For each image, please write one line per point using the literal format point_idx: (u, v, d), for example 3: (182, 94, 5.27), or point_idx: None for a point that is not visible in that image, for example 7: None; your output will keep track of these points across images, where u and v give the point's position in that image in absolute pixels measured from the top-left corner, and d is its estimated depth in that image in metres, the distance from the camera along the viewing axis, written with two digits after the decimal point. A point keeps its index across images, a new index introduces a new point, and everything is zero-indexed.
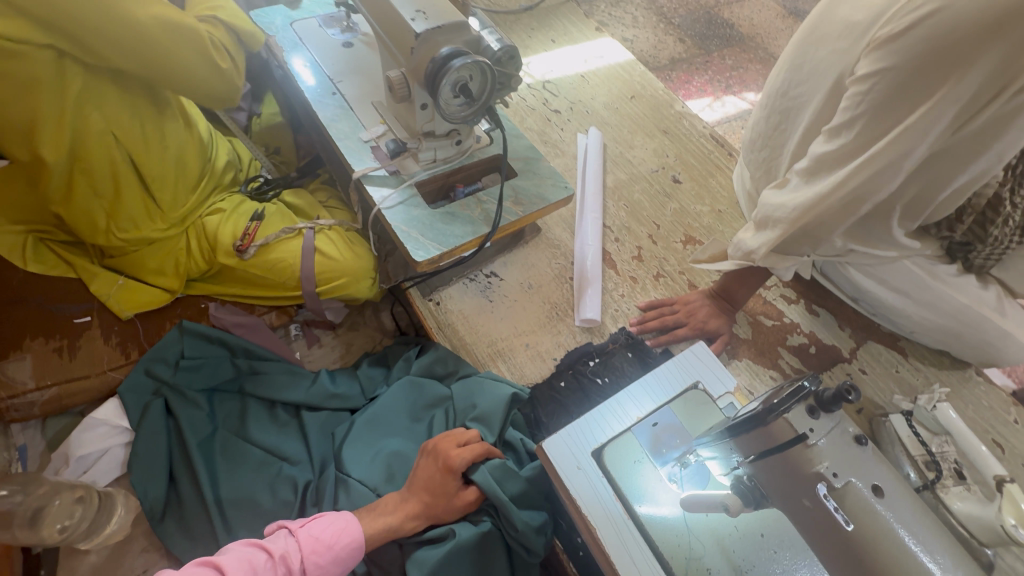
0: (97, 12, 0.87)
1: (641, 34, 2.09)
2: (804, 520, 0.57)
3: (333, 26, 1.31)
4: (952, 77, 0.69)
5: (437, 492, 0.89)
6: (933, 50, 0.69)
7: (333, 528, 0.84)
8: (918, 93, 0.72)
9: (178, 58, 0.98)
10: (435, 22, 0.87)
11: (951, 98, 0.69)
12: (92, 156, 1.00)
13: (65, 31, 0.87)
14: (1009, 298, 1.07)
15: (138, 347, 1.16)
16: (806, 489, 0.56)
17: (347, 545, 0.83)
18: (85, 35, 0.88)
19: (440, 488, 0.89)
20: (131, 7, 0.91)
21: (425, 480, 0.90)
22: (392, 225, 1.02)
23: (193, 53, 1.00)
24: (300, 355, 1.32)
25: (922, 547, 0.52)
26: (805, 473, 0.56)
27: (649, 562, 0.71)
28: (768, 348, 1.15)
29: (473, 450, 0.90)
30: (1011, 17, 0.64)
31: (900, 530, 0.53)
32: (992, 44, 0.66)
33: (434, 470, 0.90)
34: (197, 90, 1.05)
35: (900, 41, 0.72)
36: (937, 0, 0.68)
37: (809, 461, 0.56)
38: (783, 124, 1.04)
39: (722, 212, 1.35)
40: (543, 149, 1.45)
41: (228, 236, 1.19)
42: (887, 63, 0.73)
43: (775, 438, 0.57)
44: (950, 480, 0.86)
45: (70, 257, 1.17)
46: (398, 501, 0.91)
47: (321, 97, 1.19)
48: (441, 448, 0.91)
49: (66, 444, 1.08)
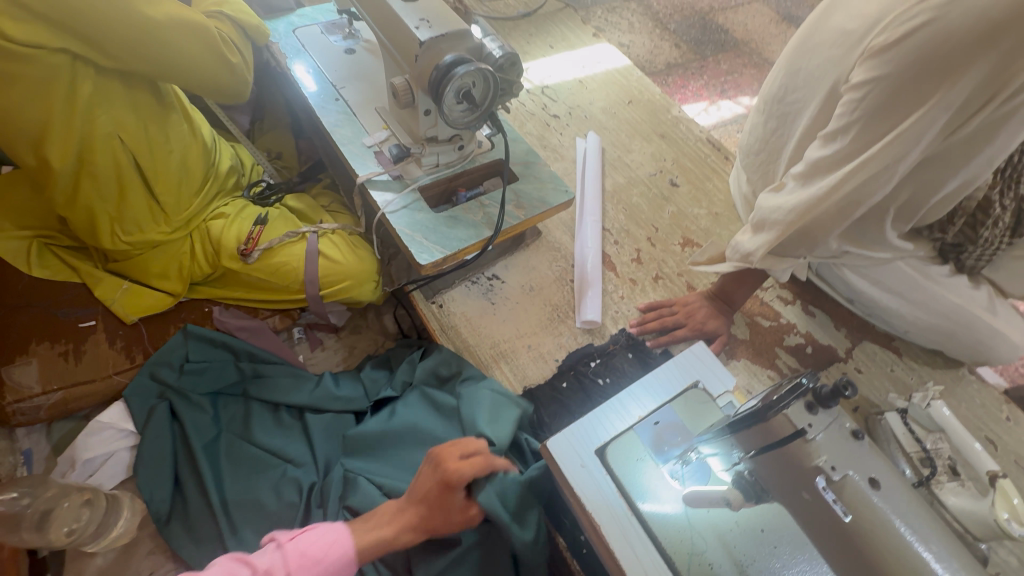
0: (114, 13, 0.89)
1: (637, 40, 2.12)
2: (802, 512, 0.58)
3: (335, 33, 1.33)
4: (945, 84, 0.71)
5: (435, 506, 0.82)
6: (927, 58, 0.71)
7: (322, 542, 0.78)
8: (913, 98, 0.74)
9: (189, 58, 1.00)
10: (439, 31, 0.89)
11: (944, 104, 0.72)
12: (100, 161, 1.01)
13: (81, 35, 0.89)
14: (999, 298, 1.09)
15: (143, 351, 1.17)
16: (805, 482, 0.58)
17: (337, 560, 0.77)
18: (99, 36, 0.89)
19: (438, 503, 0.82)
20: (145, 9, 0.93)
21: (421, 494, 0.83)
22: (396, 229, 1.04)
23: (206, 52, 1.02)
24: (304, 358, 1.33)
25: (918, 539, 0.54)
26: (804, 466, 0.58)
27: (652, 557, 0.72)
28: (766, 348, 1.17)
29: (475, 466, 0.82)
30: (1003, 25, 0.66)
31: (897, 522, 0.55)
32: (984, 52, 0.68)
33: (432, 484, 0.82)
34: (205, 84, 1.07)
35: (895, 49, 0.73)
36: (932, 10, 0.70)
37: (808, 455, 0.58)
38: (778, 128, 1.07)
39: (719, 215, 1.37)
40: (542, 153, 1.47)
41: (232, 239, 1.20)
42: (883, 71, 0.74)
43: (774, 433, 0.59)
44: (944, 476, 0.90)
45: (74, 262, 1.18)
46: (394, 511, 0.86)
47: (324, 103, 1.21)
48: (441, 462, 0.82)
49: (72, 447, 1.08)
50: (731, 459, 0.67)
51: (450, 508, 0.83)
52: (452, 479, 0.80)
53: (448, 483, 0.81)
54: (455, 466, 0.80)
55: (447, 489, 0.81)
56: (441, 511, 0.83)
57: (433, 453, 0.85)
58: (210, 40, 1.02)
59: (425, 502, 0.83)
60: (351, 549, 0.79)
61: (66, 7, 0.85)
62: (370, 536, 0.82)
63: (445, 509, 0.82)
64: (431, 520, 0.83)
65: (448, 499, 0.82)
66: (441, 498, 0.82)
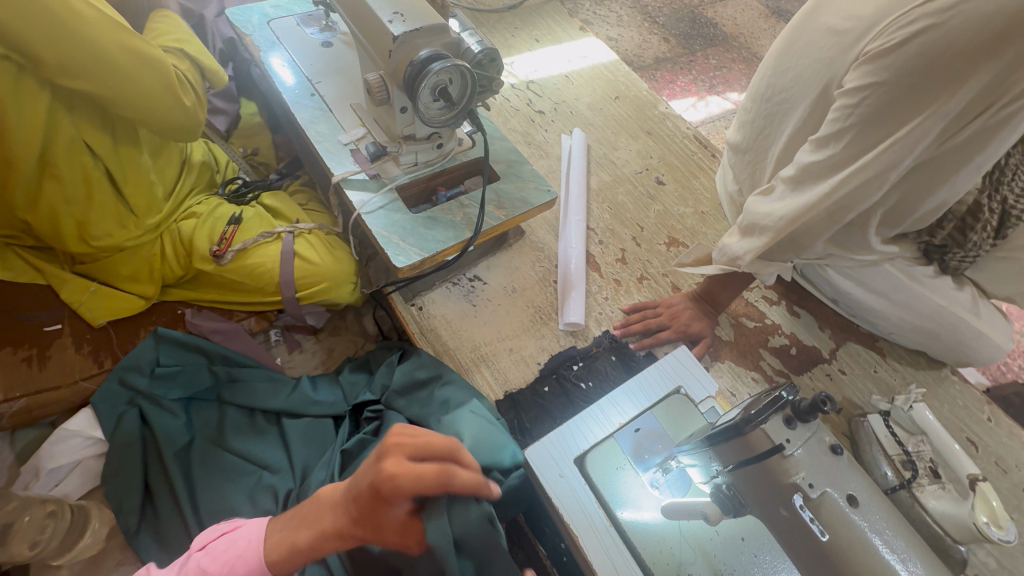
0: (63, 28, 0.85)
1: (625, 33, 2.09)
2: (781, 531, 0.57)
3: (311, 25, 1.28)
4: (943, 94, 0.70)
5: (365, 518, 0.65)
6: (924, 66, 0.70)
7: (225, 558, 0.72)
8: (908, 107, 0.72)
9: (141, 87, 0.96)
10: (413, 25, 0.85)
11: (940, 114, 0.71)
12: (64, 167, 0.97)
13: (27, 48, 0.84)
14: (982, 299, 1.09)
15: (111, 356, 1.13)
16: (782, 499, 0.57)
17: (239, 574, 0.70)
18: (41, 53, 0.85)
19: (370, 513, 0.64)
20: (101, 30, 0.90)
21: (355, 494, 0.66)
22: (373, 230, 1.01)
23: (160, 86, 0.99)
24: (281, 361, 1.30)
25: (893, 555, 0.53)
26: (781, 482, 0.57)
27: (632, 569, 0.71)
28: (750, 350, 1.16)
29: (420, 480, 0.62)
30: (1005, 34, 0.65)
31: (872, 537, 0.54)
32: (986, 62, 0.67)
33: (366, 485, 0.64)
34: (159, 116, 1.01)
35: (893, 56, 0.71)
36: (932, 17, 0.68)
37: (786, 472, 0.57)
38: (765, 129, 1.05)
39: (705, 214, 1.36)
40: (527, 150, 1.44)
41: (205, 241, 1.17)
42: (880, 78, 0.72)
43: (753, 448, 0.58)
44: (925, 478, 0.88)
45: (39, 263, 1.13)
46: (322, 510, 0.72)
47: (299, 98, 1.17)
48: (382, 458, 0.64)
49: (37, 456, 1.05)
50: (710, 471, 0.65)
51: (386, 522, 0.65)
52: (387, 488, 0.61)
53: (381, 491, 0.62)
54: (390, 472, 0.62)
55: (382, 497, 0.62)
56: (374, 520, 0.64)
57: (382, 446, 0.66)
58: (162, 72, 0.99)
59: (356, 507, 0.65)
60: (261, 559, 0.71)
61: (23, 8, 0.81)
62: (287, 539, 0.71)
63: (380, 519, 0.64)
64: (363, 530, 0.66)
65: (383, 510, 0.63)
66: (375, 504, 0.64)
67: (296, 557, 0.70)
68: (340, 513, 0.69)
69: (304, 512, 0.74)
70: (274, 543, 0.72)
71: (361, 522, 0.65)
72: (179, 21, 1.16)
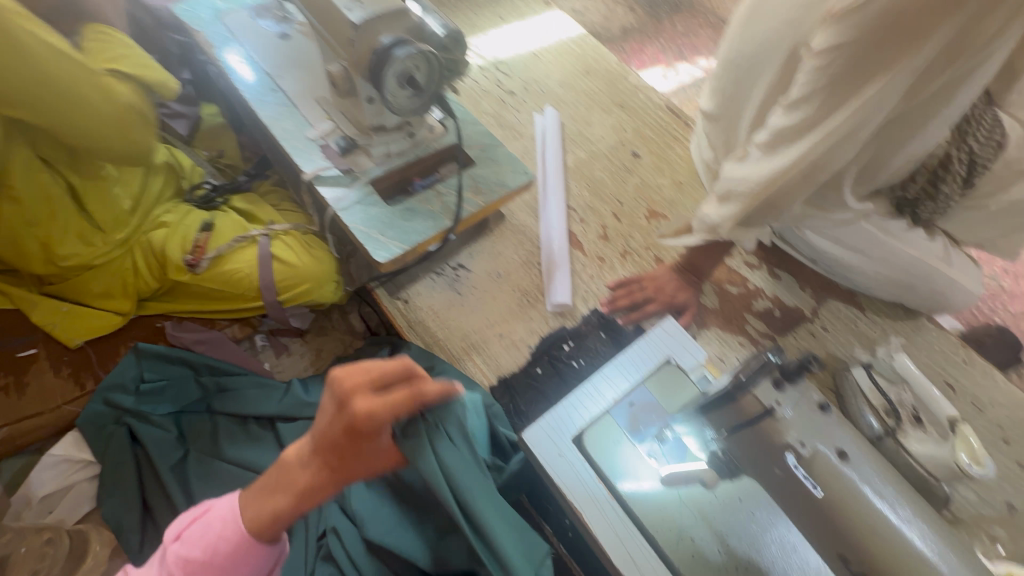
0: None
1: (591, 5, 2.06)
2: (774, 481, 0.69)
3: (266, 17, 1.23)
4: (911, 51, 0.70)
5: (344, 454, 0.64)
6: (887, 24, 0.69)
7: (210, 534, 0.67)
8: (874, 66, 0.73)
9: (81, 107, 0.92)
10: (373, 11, 0.82)
11: (907, 71, 0.71)
12: (20, 186, 0.95)
13: None
14: (954, 248, 1.12)
15: (92, 377, 1.10)
16: (776, 457, 0.69)
17: (226, 555, 0.65)
18: None
19: (350, 455, 0.65)
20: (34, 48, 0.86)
21: (323, 442, 0.64)
22: (351, 227, 0.99)
23: (101, 103, 0.95)
24: (269, 365, 1.28)
25: (874, 496, 0.65)
26: (768, 436, 0.71)
27: (637, 541, 0.73)
28: (735, 315, 1.18)
29: (394, 408, 0.63)
30: None
31: (855, 480, 0.66)
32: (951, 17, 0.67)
33: (337, 431, 0.63)
34: (113, 136, 0.98)
35: (858, 16, 0.70)
36: None
37: (779, 432, 0.70)
38: (738, 94, 1.04)
39: (683, 184, 1.36)
40: (499, 133, 1.42)
41: (177, 249, 1.13)
42: (847, 38, 0.72)
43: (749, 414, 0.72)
44: (908, 425, 0.92)
45: (4, 286, 1.08)
46: (296, 464, 0.67)
47: (261, 94, 1.12)
48: (347, 402, 0.63)
49: (27, 484, 1.04)
50: (714, 430, 0.74)
51: (366, 453, 0.66)
52: (364, 425, 0.62)
53: (358, 428, 0.62)
54: (364, 410, 0.62)
55: (360, 435, 0.63)
56: (355, 460, 0.65)
57: (334, 391, 0.64)
58: (106, 92, 0.96)
59: (330, 458, 0.64)
60: (243, 533, 0.66)
61: None
62: (267, 507, 0.66)
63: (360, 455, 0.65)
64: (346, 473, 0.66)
65: (365, 443, 0.65)
66: (352, 444, 0.64)
67: (280, 521, 0.65)
68: (315, 468, 0.65)
69: (276, 476, 0.68)
70: (253, 513, 0.66)
71: (339, 467, 0.65)
72: (122, 38, 1.09)
